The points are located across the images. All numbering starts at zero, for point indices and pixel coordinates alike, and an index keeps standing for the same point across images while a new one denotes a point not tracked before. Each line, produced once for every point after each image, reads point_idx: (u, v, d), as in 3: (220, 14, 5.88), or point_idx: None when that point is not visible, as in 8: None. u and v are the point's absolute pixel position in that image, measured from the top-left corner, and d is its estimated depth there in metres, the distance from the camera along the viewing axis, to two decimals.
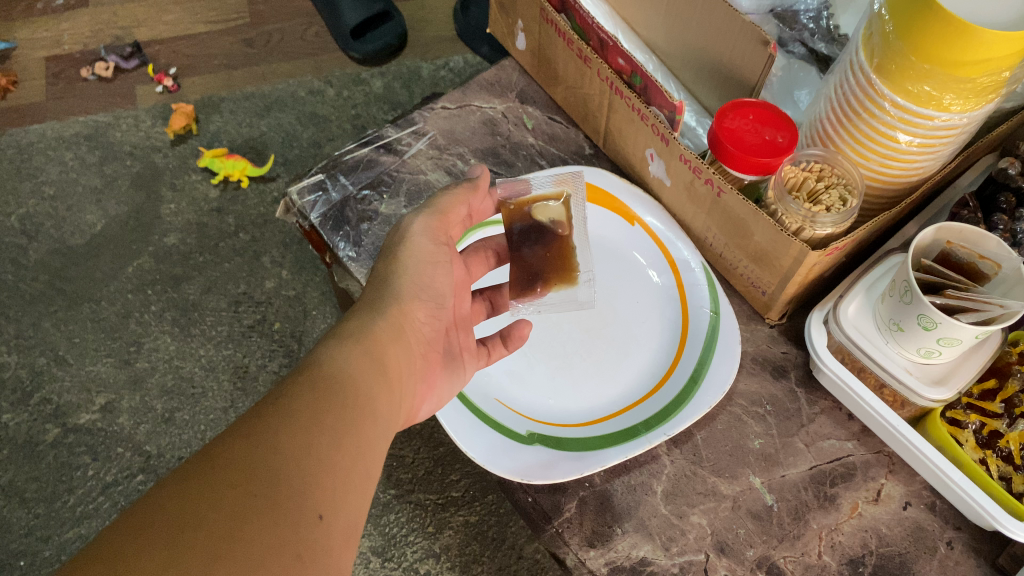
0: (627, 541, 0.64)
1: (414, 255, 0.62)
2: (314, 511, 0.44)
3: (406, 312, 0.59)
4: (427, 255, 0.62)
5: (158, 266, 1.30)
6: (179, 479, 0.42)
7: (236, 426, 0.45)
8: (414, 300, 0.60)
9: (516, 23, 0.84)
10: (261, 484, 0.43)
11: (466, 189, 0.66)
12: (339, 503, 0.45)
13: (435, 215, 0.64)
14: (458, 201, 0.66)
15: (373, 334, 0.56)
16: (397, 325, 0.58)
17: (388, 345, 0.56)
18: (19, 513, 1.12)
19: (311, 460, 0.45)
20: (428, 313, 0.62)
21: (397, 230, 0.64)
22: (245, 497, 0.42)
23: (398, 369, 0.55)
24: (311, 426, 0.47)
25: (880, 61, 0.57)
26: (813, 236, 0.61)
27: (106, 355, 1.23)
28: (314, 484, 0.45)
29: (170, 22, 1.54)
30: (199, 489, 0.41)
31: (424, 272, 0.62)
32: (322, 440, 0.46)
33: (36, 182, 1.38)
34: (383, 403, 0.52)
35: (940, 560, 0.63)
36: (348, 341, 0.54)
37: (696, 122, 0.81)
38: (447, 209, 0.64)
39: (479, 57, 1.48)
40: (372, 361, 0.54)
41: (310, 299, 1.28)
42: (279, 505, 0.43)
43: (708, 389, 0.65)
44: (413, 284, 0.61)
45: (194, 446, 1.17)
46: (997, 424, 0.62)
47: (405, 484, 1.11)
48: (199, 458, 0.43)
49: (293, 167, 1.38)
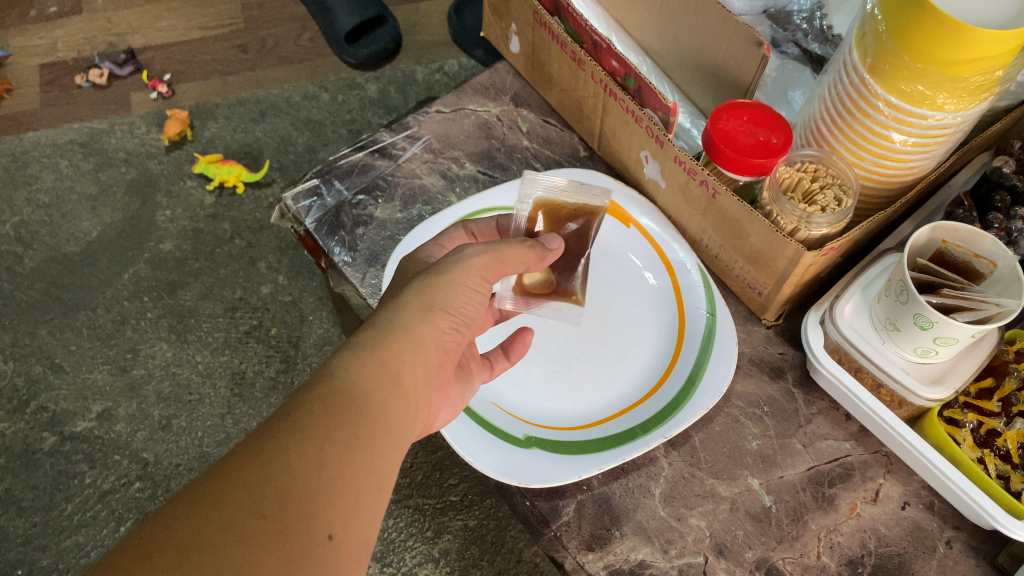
0: (625, 544, 0.63)
1: (455, 272, 0.57)
2: (324, 530, 0.44)
3: (426, 323, 0.54)
4: (469, 281, 0.57)
5: (154, 273, 1.30)
6: (189, 501, 0.42)
7: (247, 443, 0.45)
8: (437, 311, 0.55)
9: (509, 26, 0.84)
10: (270, 505, 0.43)
11: (533, 250, 0.63)
12: (349, 520, 0.45)
13: (492, 252, 0.59)
14: (523, 253, 0.62)
15: (389, 345, 0.52)
16: (416, 337, 0.53)
17: (404, 358, 0.52)
18: (17, 522, 1.11)
19: (321, 480, 0.45)
20: (452, 324, 0.56)
21: (450, 251, 0.59)
22: (253, 519, 0.42)
23: (413, 382, 0.52)
24: (322, 442, 0.46)
25: (873, 61, 0.57)
26: (808, 236, 0.61)
27: (103, 363, 1.23)
28: (324, 503, 0.44)
29: (163, 28, 1.54)
30: (206, 510, 0.41)
31: (458, 293, 0.57)
32: (333, 457, 0.45)
33: (31, 191, 1.38)
34: (398, 417, 0.50)
35: (940, 560, 0.63)
36: (362, 351, 0.51)
37: (690, 123, 0.81)
38: (509, 255, 0.60)
39: (474, 60, 1.48)
40: (388, 373, 0.51)
41: (307, 304, 1.28)
42: (288, 526, 0.42)
43: (705, 390, 0.65)
44: (439, 297, 0.56)
45: (191, 453, 1.17)
46: (994, 422, 0.62)
47: (404, 489, 1.11)
48: (209, 479, 0.43)
49: (288, 172, 1.38)
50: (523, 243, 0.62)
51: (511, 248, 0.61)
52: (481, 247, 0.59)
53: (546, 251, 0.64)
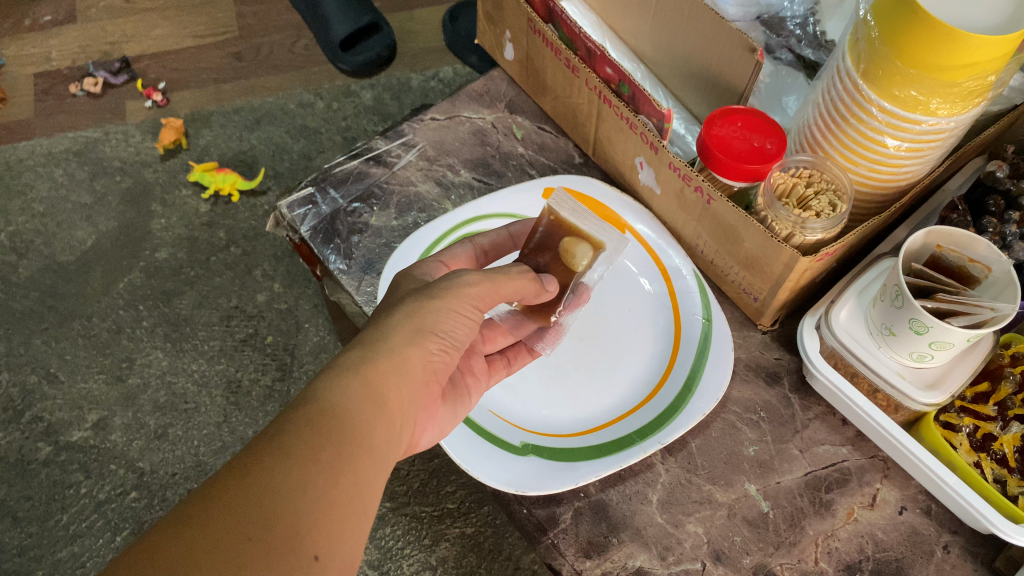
0: (623, 551, 0.63)
1: (447, 295, 0.57)
2: (311, 552, 0.44)
3: (412, 344, 0.54)
4: (460, 305, 0.57)
5: (149, 281, 1.29)
6: (177, 523, 0.42)
7: (232, 464, 0.45)
8: (424, 332, 0.55)
9: (503, 34, 0.84)
10: (256, 527, 0.42)
11: (532, 283, 0.63)
12: (334, 541, 0.45)
13: (489, 282, 0.59)
14: (520, 284, 0.61)
15: (375, 366, 0.52)
16: (402, 355, 0.53)
17: (390, 378, 0.52)
18: (12, 532, 1.11)
19: (307, 500, 0.44)
20: (440, 345, 0.56)
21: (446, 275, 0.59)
22: (239, 541, 0.42)
23: (400, 405, 0.52)
24: (308, 464, 0.45)
25: (867, 67, 0.57)
26: (803, 241, 0.61)
27: (98, 372, 1.23)
28: (309, 524, 0.44)
29: (158, 37, 1.54)
30: (192, 534, 0.41)
31: (449, 315, 0.56)
32: (319, 479, 0.45)
33: (26, 200, 1.37)
34: (384, 436, 0.50)
35: (937, 564, 0.63)
36: (347, 372, 0.51)
37: (685, 129, 0.81)
38: (503, 283, 0.59)
39: (468, 67, 1.48)
40: (373, 394, 0.51)
41: (303, 311, 1.28)
42: (273, 548, 0.42)
43: (701, 396, 0.65)
44: (428, 315, 0.56)
45: (188, 462, 1.16)
46: (990, 426, 0.63)
47: (400, 497, 1.11)
48: (196, 501, 0.43)
49: (283, 180, 1.38)
50: (524, 275, 0.62)
51: (510, 279, 0.60)
52: (477, 274, 0.58)
53: (544, 289, 0.64)
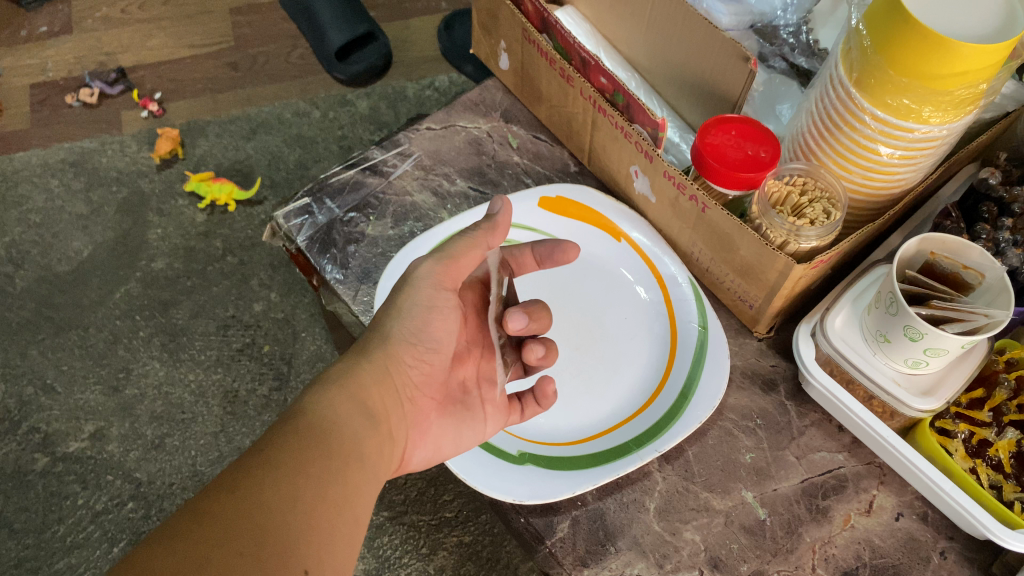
0: (621, 560, 0.63)
1: (414, 299, 0.58)
2: (300, 565, 0.44)
3: (390, 356, 0.57)
4: (429, 300, 0.58)
5: (146, 291, 1.29)
6: (167, 539, 0.42)
7: (221, 480, 0.46)
8: (398, 343, 0.58)
9: (498, 44, 0.85)
10: (245, 542, 0.43)
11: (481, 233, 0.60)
12: (323, 555, 0.45)
13: (443, 261, 0.59)
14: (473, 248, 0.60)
15: (357, 379, 0.55)
16: (381, 367, 0.56)
17: (373, 390, 0.55)
18: (9, 544, 1.11)
19: (297, 514, 0.45)
20: (417, 356, 0.59)
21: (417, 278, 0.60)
22: (229, 556, 0.42)
23: (387, 415, 0.55)
24: (297, 478, 0.47)
25: (860, 76, 0.58)
26: (798, 249, 0.61)
27: (94, 382, 1.22)
28: (299, 538, 0.45)
29: (154, 47, 1.54)
30: (183, 551, 0.41)
31: (424, 319, 0.58)
32: (307, 492, 0.46)
33: (22, 211, 1.37)
34: (371, 449, 0.52)
35: (934, 570, 0.63)
36: (330, 387, 0.54)
37: (679, 138, 0.81)
38: (458, 253, 0.59)
39: (464, 76, 1.49)
40: (359, 406, 0.54)
41: (299, 320, 1.28)
42: (263, 562, 0.43)
43: (698, 404, 0.65)
44: (405, 326, 0.58)
45: (185, 472, 1.16)
46: (985, 432, 0.63)
47: (398, 506, 1.11)
48: (186, 516, 0.43)
49: (279, 189, 1.38)
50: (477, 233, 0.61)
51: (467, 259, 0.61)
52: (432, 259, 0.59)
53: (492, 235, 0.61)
